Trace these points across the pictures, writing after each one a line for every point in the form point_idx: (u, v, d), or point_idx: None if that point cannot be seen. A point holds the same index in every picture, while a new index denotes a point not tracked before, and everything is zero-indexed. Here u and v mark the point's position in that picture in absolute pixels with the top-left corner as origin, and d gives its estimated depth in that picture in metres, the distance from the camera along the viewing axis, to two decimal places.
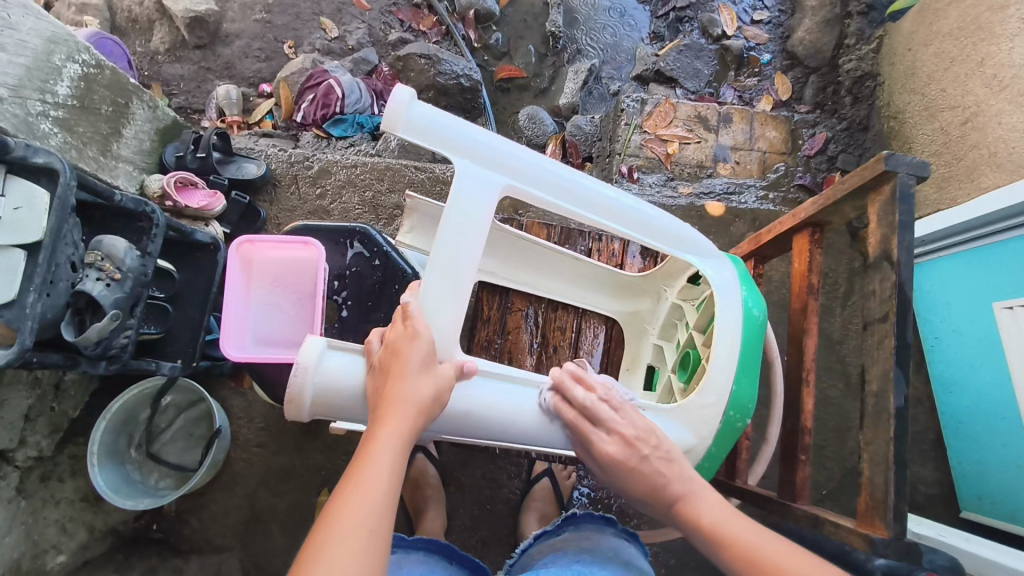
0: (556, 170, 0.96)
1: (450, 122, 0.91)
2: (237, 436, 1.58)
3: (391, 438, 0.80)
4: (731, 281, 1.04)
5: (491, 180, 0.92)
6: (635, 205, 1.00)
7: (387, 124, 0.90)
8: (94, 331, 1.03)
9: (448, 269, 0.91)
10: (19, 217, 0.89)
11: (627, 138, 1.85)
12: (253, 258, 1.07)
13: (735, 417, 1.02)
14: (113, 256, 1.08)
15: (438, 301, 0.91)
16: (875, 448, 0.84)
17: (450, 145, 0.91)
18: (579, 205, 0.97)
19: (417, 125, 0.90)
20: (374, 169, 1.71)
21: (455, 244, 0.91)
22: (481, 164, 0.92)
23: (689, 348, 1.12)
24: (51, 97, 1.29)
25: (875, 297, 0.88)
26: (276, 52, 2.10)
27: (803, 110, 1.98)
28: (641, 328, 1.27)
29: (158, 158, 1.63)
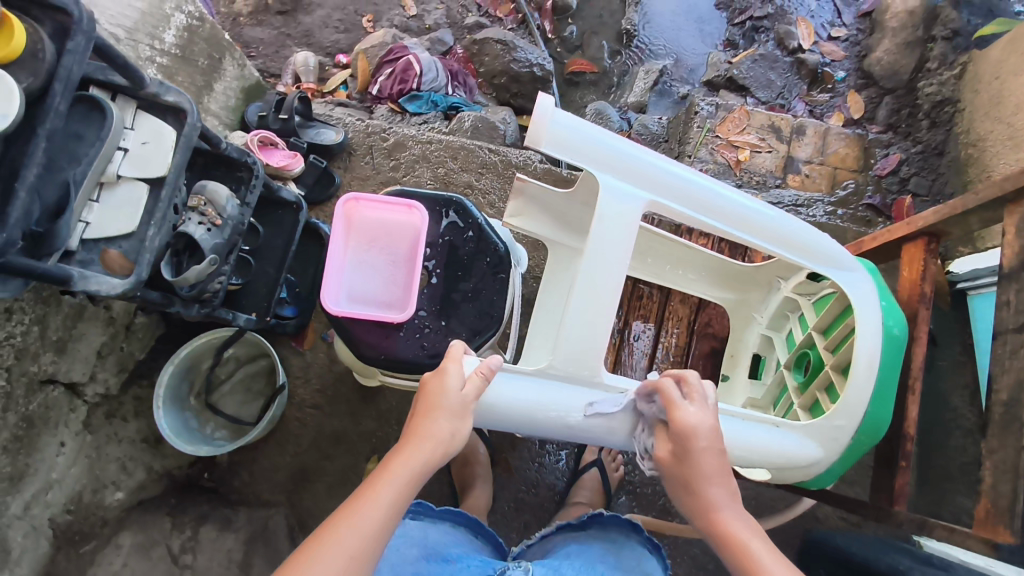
0: (697, 182, 0.90)
1: (588, 130, 0.87)
2: (293, 395, 1.60)
3: (397, 467, 0.77)
4: (866, 286, 0.95)
5: (638, 193, 0.87)
6: (773, 215, 0.94)
7: (529, 139, 0.84)
8: (193, 273, 1.05)
9: (601, 287, 0.87)
10: (145, 151, 0.91)
11: (699, 141, 1.87)
12: (355, 217, 1.09)
13: (865, 439, 0.95)
14: (215, 202, 1.10)
15: (582, 319, 0.88)
16: (1000, 456, 0.90)
17: (594, 156, 0.87)
18: (720, 219, 0.91)
19: (557, 135, 0.85)
20: (449, 147, 1.73)
21: (605, 261, 0.86)
22: (627, 179, 0.87)
23: (805, 350, 1.04)
24: (159, 43, 1.31)
25: (1011, 307, 0.93)
26: (355, 24, 2.11)
27: (875, 130, 1.99)
28: (745, 316, 1.16)
29: (240, 116, 1.67)
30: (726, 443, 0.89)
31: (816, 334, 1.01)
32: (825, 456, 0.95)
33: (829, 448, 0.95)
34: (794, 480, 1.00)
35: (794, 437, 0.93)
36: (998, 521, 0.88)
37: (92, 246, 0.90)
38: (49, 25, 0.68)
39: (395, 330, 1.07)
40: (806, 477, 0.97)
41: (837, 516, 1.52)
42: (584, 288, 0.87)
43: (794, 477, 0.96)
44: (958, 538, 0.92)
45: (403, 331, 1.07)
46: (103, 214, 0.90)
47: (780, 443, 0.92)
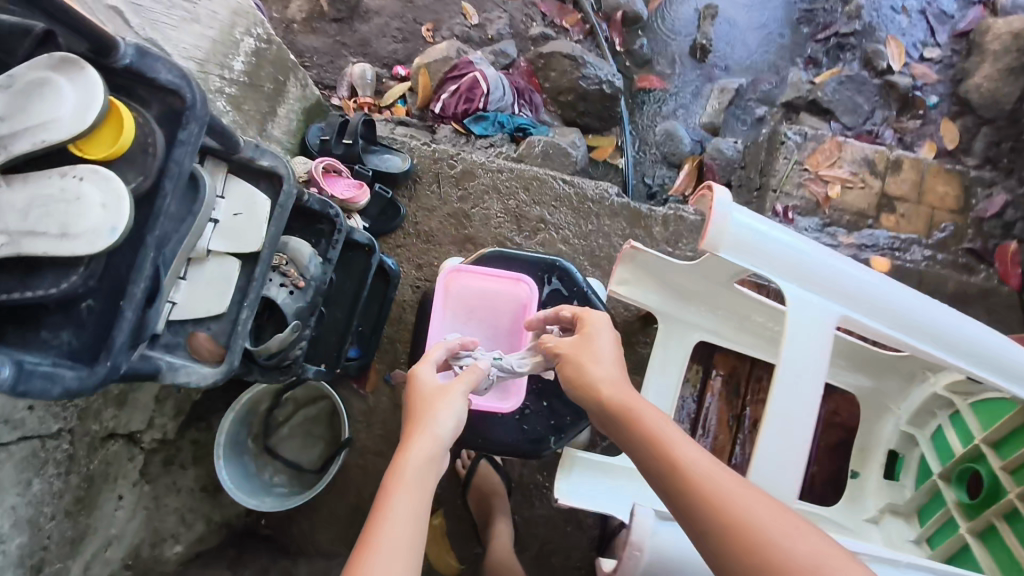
0: (881, 290, 0.90)
1: (766, 228, 0.90)
2: (355, 441, 1.51)
3: (416, 456, 0.79)
4: None
5: (824, 300, 0.87)
6: (960, 329, 0.91)
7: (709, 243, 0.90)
8: (275, 343, 0.95)
9: (797, 398, 0.82)
10: (237, 223, 0.81)
11: (786, 173, 1.74)
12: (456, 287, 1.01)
13: None
14: (298, 261, 1.01)
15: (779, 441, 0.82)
16: None
17: (774, 257, 0.89)
18: (903, 329, 0.89)
19: (735, 234, 0.89)
20: (521, 177, 1.62)
21: (800, 375, 0.83)
22: (812, 284, 0.88)
23: (969, 463, 0.99)
24: (229, 72, 1.20)
25: None
26: (414, 34, 1.99)
27: (971, 164, 1.86)
28: (882, 406, 1.15)
29: (300, 138, 1.56)
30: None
31: (983, 445, 0.96)
32: None
33: None
34: None
35: None
36: None
37: (178, 328, 0.80)
38: (155, 107, 0.57)
39: None
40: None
41: None
42: (781, 404, 0.83)
43: None
44: None
45: None
46: (191, 294, 0.79)
47: None
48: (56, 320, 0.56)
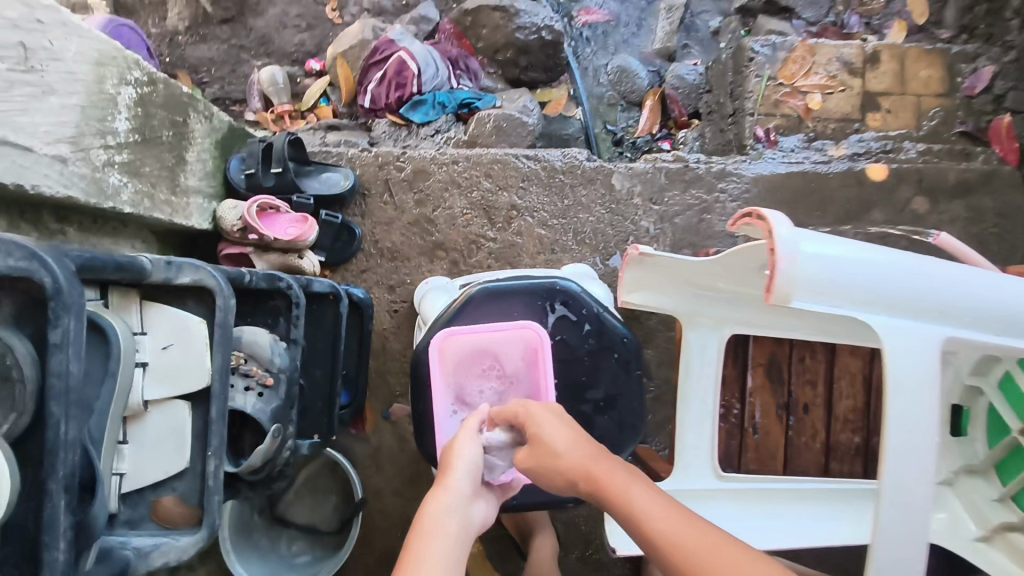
0: (983, 292, 0.73)
1: (849, 256, 0.71)
2: (368, 486, 1.41)
3: (441, 511, 0.68)
4: None
5: (933, 333, 0.71)
6: None
7: (779, 294, 0.70)
8: (257, 458, 0.81)
9: (910, 445, 0.67)
10: (173, 360, 0.65)
11: (760, 93, 1.58)
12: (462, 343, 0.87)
13: None
14: (258, 355, 0.85)
15: (912, 518, 0.67)
16: None
17: (863, 289, 0.70)
18: (1007, 329, 0.74)
19: (812, 275, 0.70)
20: (479, 164, 1.44)
21: (919, 443, 0.67)
22: (910, 316, 0.71)
23: None
24: (113, 138, 0.98)
25: None
26: (318, 17, 1.71)
27: (946, 37, 1.71)
28: None
29: (222, 177, 1.34)
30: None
31: None
32: None
33: None
34: None
35: None
36: None
37: (136, 498, 0.66)
38: None
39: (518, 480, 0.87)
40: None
41: None
42: (899, 482, 0.67)
43: None
44: None
45: None
46: (139, 456, 0.65)
47: None
48: None
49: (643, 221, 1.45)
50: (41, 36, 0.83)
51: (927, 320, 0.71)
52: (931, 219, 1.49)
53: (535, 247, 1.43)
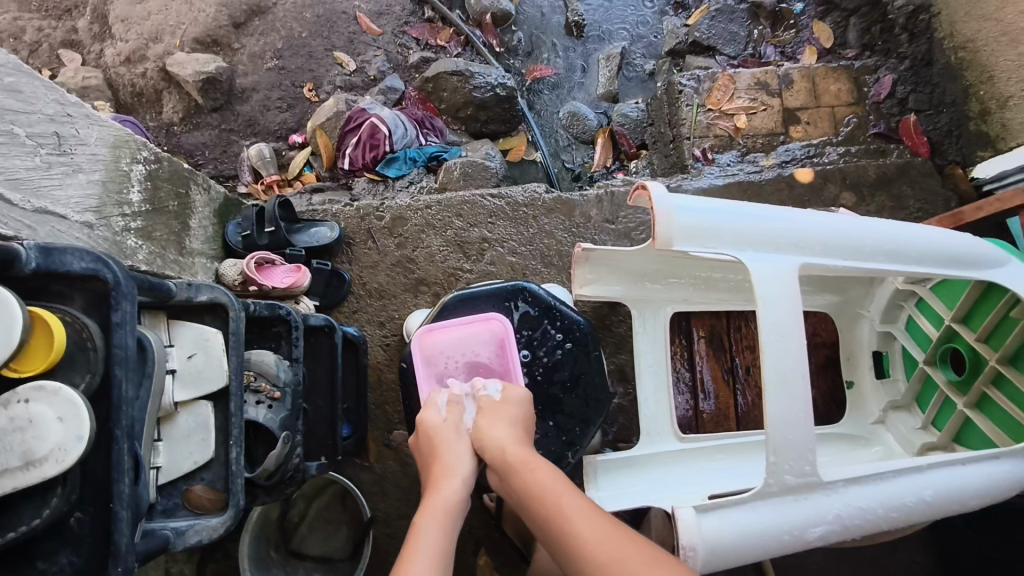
0: (837, 226, 0.86)
1: (716, 207, 0.84)
2: (376, 512, 1.50)
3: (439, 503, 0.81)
4: None
5: (790, 260, 0.83)
6: (916, 232, 0.89)
7: (663, 241, 0.81)
8: (272, 461, 0.93)
9: (785, 354, 0.78)
10: (197, 365, 0.78)
11: (693, 119, 1.79)
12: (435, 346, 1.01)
13: None
14: (266, 373, 0.98)
15: (787, 416, 0.77)
16: None
17: (730, 232, 0.83)
18: (867, 256, 0.86)
19: (689, 225, 0.81)
20: (451, 206, 1.61)
21: (789, 348, 0.78)
22: (771, 248, 0.83)
23: (949, 343, 1.00)
24: (128, 207, 1.14)
25: None
26: (297, 98, 1.93)
27: (852, 55, 1.94)
28: (854, 314, 1.14)
29: (222, 240, 1.52)
30: (936, 492, 0.84)
31: (960, 326, 0.96)
32: None
33: None
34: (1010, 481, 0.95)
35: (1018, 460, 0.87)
36: None
37: (171, 489, 0.78)
38: (79, 298, 0.55)
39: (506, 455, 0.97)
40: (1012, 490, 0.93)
41: None
42: (777, 387, 0.77)
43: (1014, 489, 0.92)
44: None
45: None
46: (172, 451, 0.77)
47: (1004, 472, 0.87)
48: (50, 546, 0.54)
49: (602, 240, 1.61)
50: (70, 125, 1.03)
51: (785, 253, 0.83)
52: (859, 210, 1.66)
53: (509, 273, 1.58)
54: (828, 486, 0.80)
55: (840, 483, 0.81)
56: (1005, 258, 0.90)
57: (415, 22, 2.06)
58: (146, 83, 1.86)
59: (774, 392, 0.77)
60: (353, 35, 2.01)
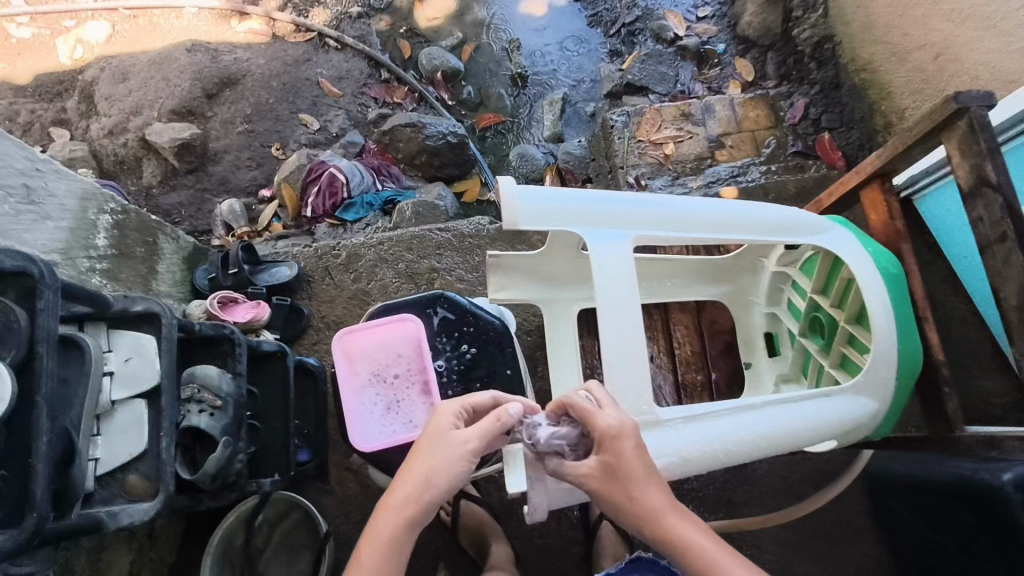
0: (669, 205, 1.00)
1: (557, 193, 0.95)
2: (339, 533, 1.56)
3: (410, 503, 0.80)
4: (857, 244, 1.04)
5: (625, 236, 0.97)
6: (746, 207, 1.03)
7: (507, 222, 0.92)
8: (212, 463, 1.02)
9: (621, 312, 0.92)
10: (133, 367, 0.89)
11: (625, 150, 1.95)
12: (352, 350, 1.08)
13: (909, 375, 1.01)
14: (209, 386, 1.08)
15: (621, 365, 0.89)
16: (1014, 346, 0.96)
17: (570, 213, 0.95)
18: (701, 229, 1.01)
19: (530, 208, 0.93)
20: (401, 241, 1.75)
21: (622, 308, 0.92)
22: (608, 225, 0.96)
23: (814, 313, 1.14)
24: (95, 251, 1.27)
25: (984, 223, 0.99)
26: (266, 156, 2.11)
27: (771, 85, 2.11)
28: (746, 300, 1.26)
29: (190, 285, 1.65)
30: (766, 428, 0.93)
31: (818, 296, 1.10)
32: (883, 407, 1.00)
33: (884, 397, 1.00)
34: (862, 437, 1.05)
35: (848, 399, 0.99)
36: None
37: (109, 479, 0.87)
38: (12, 291, 0.67)
39: None
40: (856, 435, 1.02)
41: None
42: (612, 342, 0.90)
43: (859, 435, 1.01)
44: None
45: None
46: (109, 444, 0.87)
47: (831, 410, 0.97)
48: None
49: None
50: (40, 179, 1.16)
51: (623, 230, 0.97)
52: None
53: None
54: (667, 425, 0.89)
55: (678, 421, 0.90)
56: (830, 225, 1.04)
57: (373, 84, 2.27)
58: (127, 152, 2.04)
59: (606, 346, 0.90)
60: (316, 97, 2.21)
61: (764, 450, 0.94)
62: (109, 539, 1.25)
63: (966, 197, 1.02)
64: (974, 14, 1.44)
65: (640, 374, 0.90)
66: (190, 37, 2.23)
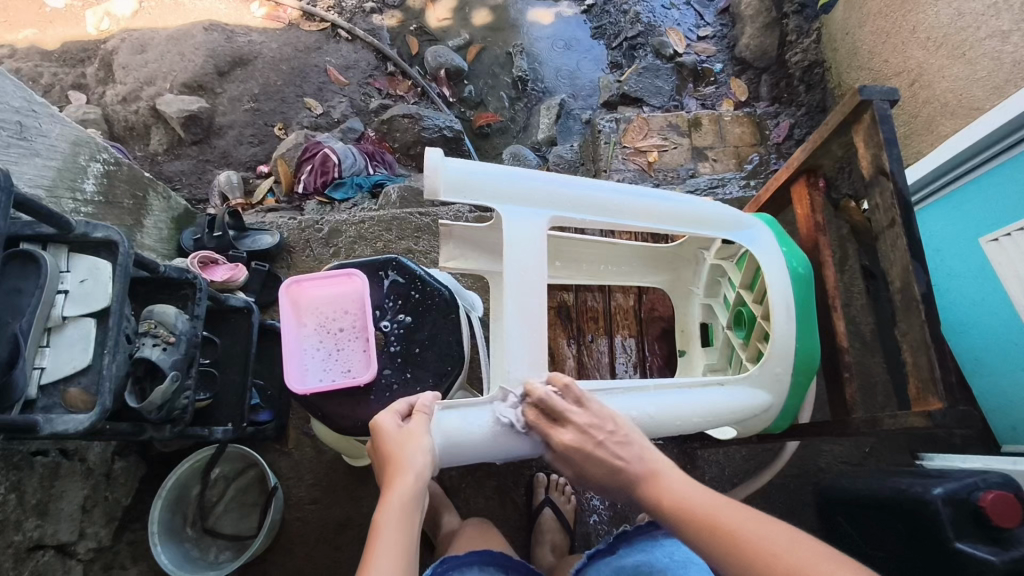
0: (590, 189, 1.05)
1: (480, 167, 1.01)
2: (289, 495, 1.60)
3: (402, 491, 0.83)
4: (770, 241, 1.10)
5: (541, 215, 1.02)
6: (668, 198, 1.09)
7: (430, 191, 0.98)
8: (157, 394, 1.07)
9: (524, 284, 0.99)
10: (86, 288, 0.95)
11: (610, 155, 2.00)
12: (301, 300, 1.20)
13: (804, 371, 1.08)
14: (165, 322, 1.13)
15: (518, 332, 0.97)
16: (912, 335, 0.97)
17: (490, 188, 1.00)
18: (621, 215, 1.06)
19: (453, 180, 0.99)
20: (382, 221, 1.81)
21: (527, 282, 0.99)
22: (526, 202, 1.01)
23: (740, 306, 1.22)
24: (81, 194, 1.36)
25: (877, 209, 1.05)
26: (268, 135, 2.20)
27: (763, 105, 2.15)
28: (685, 291, 1.38)
29: (176, 244, 1.73)
30: (658, 408, 0.99)
31: (744, 290, 1.18)
32: (776, 399, 1.08)
33: (776, 390, 1.07)
34: (761, 428, 1.13)
35: (744, 390, 1.06)
36: (927, 393, 0.94)
37: (52, 389, 0.93)
38: None
39: (366, 395, 1.11)
40: (754, 425, 1.10)
41: (840, 462, 1.56)
42: (514, 310, 0.98)
43: (756, 425, 1.09)
44: (900, 419, 0.95)
45: (372, 395, 1.11)
46: (56, 356, 0.93)
47: (733, 398, 1.04)
48: None
49: None
50: (34, 119, 1.24)
51: (540, 208, 1.02)
52: None
53: None
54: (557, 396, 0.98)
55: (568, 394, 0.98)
56: (751, 222, 1.12)
57: (379, 76, 2.37)
58: (138, 119, 2.14)
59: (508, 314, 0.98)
60: (323, 84, 2.31)
61: (657, 429, 1.00)
62: (63, 468, 1.29)
63: (868, 186, 1.07)
64: (945, 41, 1.49)
65: (539, 340, 0.98)
66: (209, 17, 2.35)
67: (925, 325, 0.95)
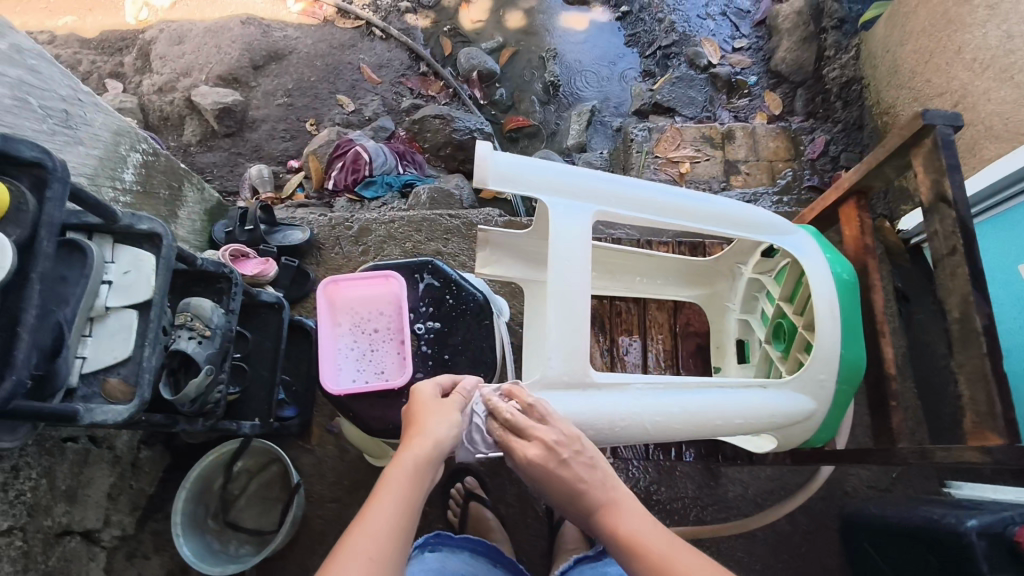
0: (635, 187, 1.04)
1: (528, 161, 1.00)
2: (311, 492, 1.60)
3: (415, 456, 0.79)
4: (812, 247, 1.10)
5: (586, 209, 1.01)
6: (712, 199, 1.07)
7: (478, 179, 0.97)
8: (192, 388, 1.07)
9: (567, 278, 0.98)
10: (129, 279, 0.96)
11: (641, 164, 1.99)
12: (338, 297, 1.20)
13: (849, 379, 1.06)
14: (202, 315, 1.13)
15: (562, 327, 0.97)
16: (970, 366, 0.96)
17: (536, 182, 1.00)
18: (665, 213, 1.05)
19: (501, 173, 0.98)
20: (412, 222, 1.81)
21: (570, 277, 0.98)
22: (573, 197, 1.01)
23: (779, 319, 1.21)
24: (120, 184, 1.37)
25: (937, 237, 1.03)
26: (300, 130, 2.21)
27: (797, 120, 2.13)
28: (720, 305, 1.37)
29: (208, 236, 1.74)
30: (698, 406, 1.00)
31: (783, 302, 1.17)
32: (818, 406, 1.06)
33: (819, 397, 1.06)
34: (802, 440, 1.11)
35: (784, 394, 1.05)
36: (987, 426, 0.93)
37: (92, 378, 0.94)
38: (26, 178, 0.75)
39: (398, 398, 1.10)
40: (795, 434, 1.08)
41: (867, 486, 1.53)
42: (556, 306, 0.97)
43: (798, 433, 1.07)
44: (952, 453, 0.93)
45: (405, 398, 1.09)
46: (98, 346, 0.94)
47: (774, 402, 1.03)
48: None
49: None
50: (80, 108, 1.25)
51: (586, 203, 1.01)
52: None
53: None
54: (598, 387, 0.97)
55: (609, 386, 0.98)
56: (794, 228, 1.10)
57: (411, 75, 2.36)
58: (172, 110, 2.16)
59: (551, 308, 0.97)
60: (356, 82, 2.32)
61: (697, 431, 1.00)
62: (92, 454, 1.30)
63: (926, 211, 1.05)
64: (993, 63, 1.46)
65: (581, 338, 0.97)
66: (246, 11, 2.37)
67: (986, 358, 0.93)
